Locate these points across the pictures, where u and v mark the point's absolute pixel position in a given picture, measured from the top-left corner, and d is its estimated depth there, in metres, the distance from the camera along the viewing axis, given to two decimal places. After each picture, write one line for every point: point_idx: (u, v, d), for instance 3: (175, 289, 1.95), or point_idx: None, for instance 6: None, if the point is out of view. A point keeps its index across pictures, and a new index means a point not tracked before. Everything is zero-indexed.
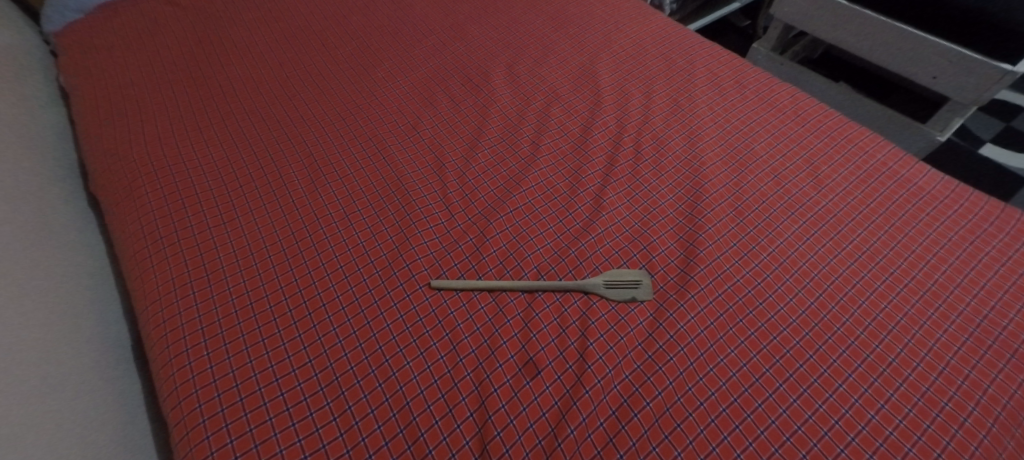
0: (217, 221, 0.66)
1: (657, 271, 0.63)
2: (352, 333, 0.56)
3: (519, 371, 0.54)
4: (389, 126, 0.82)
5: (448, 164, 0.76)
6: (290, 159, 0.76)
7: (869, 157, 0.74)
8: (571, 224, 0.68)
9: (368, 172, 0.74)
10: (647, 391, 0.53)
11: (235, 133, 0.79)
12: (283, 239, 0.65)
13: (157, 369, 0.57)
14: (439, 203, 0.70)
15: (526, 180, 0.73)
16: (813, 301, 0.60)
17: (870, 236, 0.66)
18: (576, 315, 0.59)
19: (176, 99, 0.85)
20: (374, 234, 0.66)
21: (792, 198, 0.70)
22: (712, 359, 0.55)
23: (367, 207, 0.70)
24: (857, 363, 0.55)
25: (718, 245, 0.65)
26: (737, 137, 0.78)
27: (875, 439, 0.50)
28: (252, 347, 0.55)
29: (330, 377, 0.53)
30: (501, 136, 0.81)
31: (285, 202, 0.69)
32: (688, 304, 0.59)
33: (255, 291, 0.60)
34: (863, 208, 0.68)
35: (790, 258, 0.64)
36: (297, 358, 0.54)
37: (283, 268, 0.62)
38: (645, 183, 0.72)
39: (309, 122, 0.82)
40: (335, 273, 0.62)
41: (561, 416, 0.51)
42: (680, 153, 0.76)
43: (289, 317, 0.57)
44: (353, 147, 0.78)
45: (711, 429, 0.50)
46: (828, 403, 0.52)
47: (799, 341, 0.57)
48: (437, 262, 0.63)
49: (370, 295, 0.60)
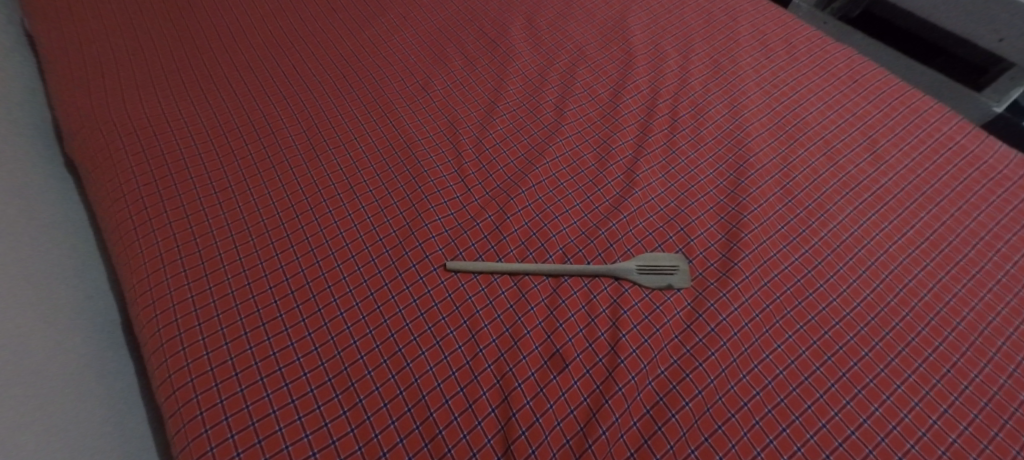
0: (208, 190, 0.60)
1: (696, 255, 0.57)
2: (362, 319, 0.51)
3: (544, 364, 0.49)
4: (396, 86, 0.74)
5: (463, 131, 0.68)
6: (288, 122, 0.68)
7: (933, 130, 0.67)
8: (600, 202, 0.61)
9: (373, 138, 0.67)
10: (686, 390, 0.48)
11: (226, 91, 0.72)
12: (283, 212, 0.59)
13: (147, 354, 0.51)
14: (454, 175, 0.64)
15: (550, 150, 0.66)
16: (869, 292, 0.55)
17: (933, 221, 0.60)
18: (607, 303, 0.53)
19: (159, 54, 0.77)
20: (383, 208, 0.60)
21: (846, 175, 0.63)
22: (756, 356, 0.51)
23: (375, 178, 0.63)
24: (917, 362, 0.50)
25: (764, 228, 0.59)
26: (785, 105, 0.70)
27: (936, 446, 0.45)
28: (252, 333, 0.50)
29: (339, 367, 0.48)
30: (522, 99, 0.73)
31: (284, 170, 0.63)
32: (730, 293, 0.54)
33: (253, 269, 0.54)
34: (926, 189, 0.62)
35: (843, 244, 0.58)
36: (302, 347, 0.49)
37: (284, 245, 0.56)
38: (682, 156, 0.65)
39: (308, 80, 0.74)
40: (341, 252, 0.56)
41: (592, 414, 0.46)
42: (721, 123, 0.68)
43: (291, 299, 0.52)
44: (357, 108, 0.71)
45: (755, 432, 0.46)
46: (884, 405, 0.48)
47: (853, 337, 0.52)
48: (453, 241, 0.57)
49: (379, 278, 0.54)
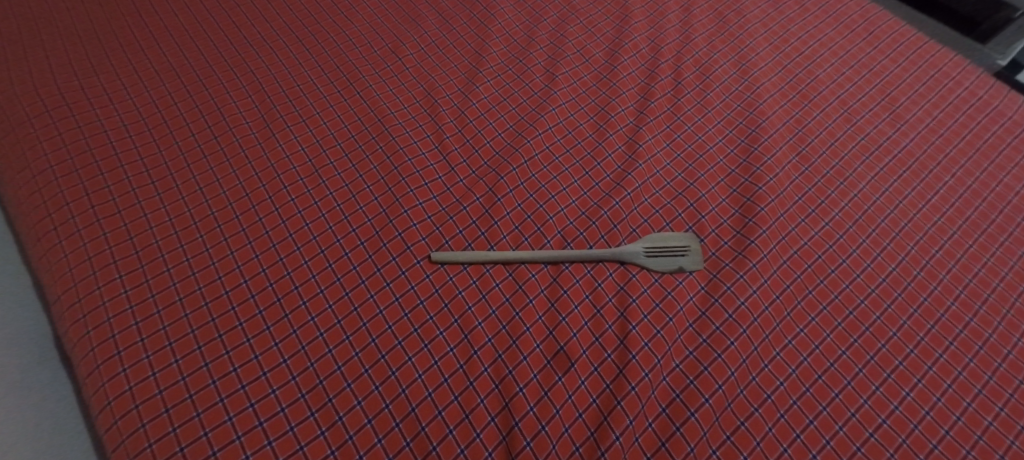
0: (143, 180, 0.51)
1: (708, 234, 0.51)
2: (336, 323, 0.44)
3: (547, 363, 0.43)
4: (362, 50, 0.65)
5: (442, 101, 0.61)
6: (236, 96, 0.59)
7: (955, 85, 0.63)
8: (601, 177, 0.55)
9: (338, 112, 0.59)
10: (705, 384, 0.43)
11: (161, 63, 0.62)
12: (236, 203, 0.51)
13: (76, 376, 0.42)
14: (435, 152, 0.56)
15: (542, 120, 0.59)
16: (895, 266, 0.50)
17: (958, 185, 0.55)
18: (613, 291, 0.48)
19: (79, 27, 0.66)
20: (355, 193, 0.52)
21: (865, 137, 0.58)
22: (778, 342, 0.46)
23: (343, 158, 0.55)
24: (947, 340, 0.46)
25: (781, 200, 0.54)
26: (797, 63, 0.65)
27: (972, 431, 0.41)
28: (207, 346, 0.42)
29: (313, 381, 0.41)
30: (507, 63, 0.65)
31: (234, 153, 0.54)
32: (749, 275, 0.49)
33: (204, 271, 0.46)
34: (949, 150, 0.57)
35: (866, 214, 0.53)
36: (268, 359, 0.41)
37: (240, 241, 0.48)
38: (688, 122, 0.59)
39: (258, 47, 0.65)
40: (309, 247, 0.48)
41: (602, 417, 0.41)
42: (729, 84, 0.63)
43: (252, 305, 0.44)
44: (317, 78, 0.62)
45: (780, 426, 0.41)
46: (916, 389, 0.44)
47: (879, 316, 0.48)
48: (437, 228, 0.51)
49: (355, 275, 0.47)
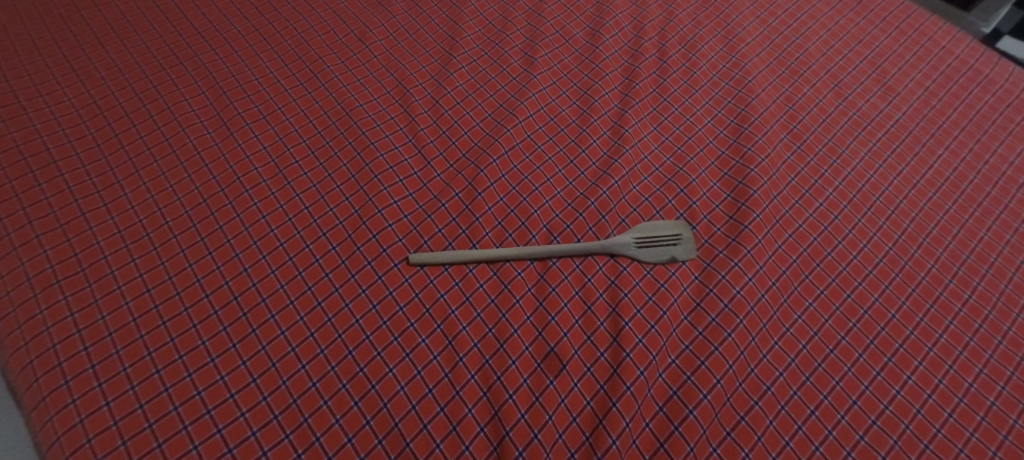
0: (88, 191, 0.47)
1: (700, 221, 0.49)
2: (309, 336, 0.41)
3: (538, 367, 0.41)
4: (324, 39, 0.61)
5: (415, 90, 0.57)
6: (187, 92, 0.55)
7: (946, 54, 0.61)
8: (586, 165, 0.52)
9: (302, 106, 0.55)
10: (703, 379, 0.41)
11: (102, 61, 0.57)
12: (193, 210, 0.47)
13: (21, 410, 0.38)
14: (409, 145, 0.53)
15: (523, 107, 0.56)
16: (892, 246, 0.49)
17: (952, 158, 0.54)
18: (603, 286, 0.45)
19: (13, 27, 0.61)
20: (323, 194, 0.49)
21: (857, 112, 0.56)
22: (776, 331, 0.44)
23: (309, 156, 0.51)
24: (947, 320, 0.45)
25: (774, 182, 0.52)
26: (785, 36, 0.63)
27: (975, 413, 0.40)
28: (167, 369, 0.38)
29: (286, 400, 0.37)
30: (482, 46, 0.62)
31: (188, 156, 0.50)
32: (744, 262, 0.47)
33: (160, 287, 0.42)
34: (942, 122, 0.56)
35: (860, 192, 0.52)
36: (235, 379, 0.38)
37: (199, 252, 0.44)
38: (675, 103, 0.57)
39: (210, 38, 0.60)
40: (275, 254, 0.45)
41: (598, 421, 0.38)
42: (716, 61, 0.60)
43: (216, 321, 0.41)
44: (277, 70, 0.58)
45: (781, 419, 0.39)
46: (917, 372, 0.42)
47: (878, 298, 0.46)
48: (414, 228, 0.47)
49: (327, 282, 0.44)
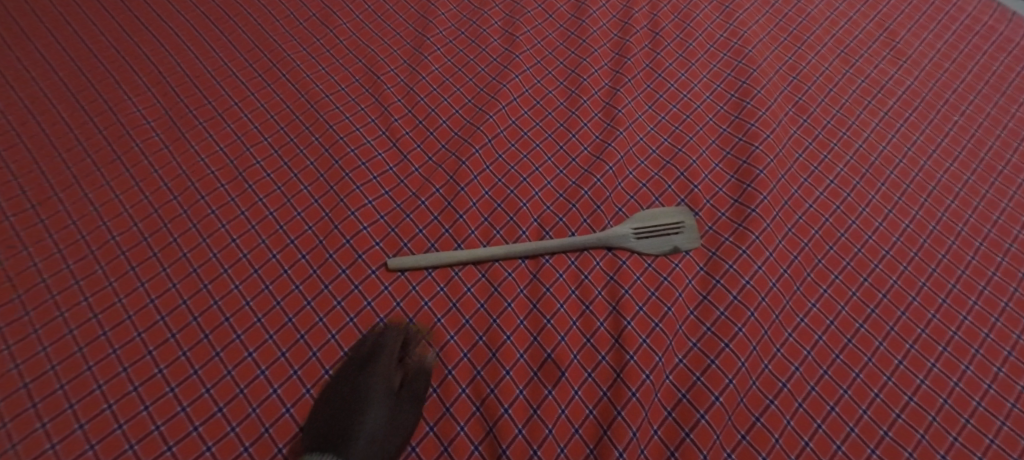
0: (23, 206, 0.43)
1: (703, 206, 0.46)
2: (280, 357, 0.36)
3: (534, 375, 0.37)
4: (284, 24, 0.56)
5: (386, 77, 0.52)
6: (130, 90, 0.50)
7: (957, 12, 0.57)
8: (578, 151, 0.48)
9: (261, 101, 0.50)
10: (714, 380, 0.38)
11: (32, 60, 0.52)
12: (142, 222, 0.42)
13: None
14: (382, 138, 0.48)
15: (505, 90, 0.51)
16: (908, 223, 0.45)
17: (969, 124, 0.50)
18: (602, 282, 0.42)
19: None
20: (290, 197, 0.44)
21: (866, 79, 0.52)
22: (789, 322, 0.41)
23: (271, 155, 0.47)
24: (971, 299, 0.42)
25: (781, 160, 0.48)
26: (785, 1, 0.58)
27: (1005, 399, 0.37)
28: (120, 403, 0.33)
29: (257, 430, 0.33)
30: (458, 26, 0.57)
31: (135, 162, 0.46)
32: (752, 249, 0.43)
33: (108, 311, 0.38)
34: (957, 86, 0.52)
35: (873, 167, 0.48)
36: (198, 410, 0.34)
37: (151, 269, 0.40)
38: (670, 78, 0.53)
39: (154, 28, 0.55)
40: (238, 267, 0.40)
41: (602, 431, 0.35)
42: (713, 30, 0.56)
43: (174, 346, 0.36)
44: (231, 61, 0.53)
45: (799, 417, 0.36)
46: (942, 359, 0.39)
47: (896, 280, 0.43)
48: (392, 229, 0.43)
49: (298, 296, 0.39)
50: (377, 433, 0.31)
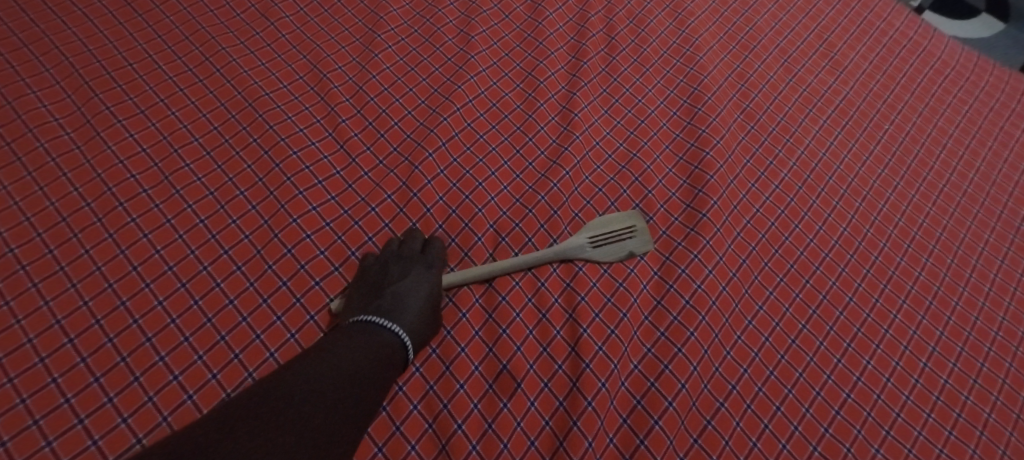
0: None
1: (657, 210, 0.46)
2: (211, 379, 0.33)
3: (489, 388, 0.37)
4: (218, 15, 0.52)
5: (333, 75, 0.49)
6: (35, 84, 0.45)
7: (887, 27, 0.61)
8: (534, 155, 0.47)
9: (192, 97, 0.46)
10: (667, 386, 0.38)
11: None
12: (49, 232, 0.38)
13: None
14: (328, 139, 0.46)
15: (460, 91, 0.49)
16: (846, 227, 0.48)
17: (898, 133, 0.53)
18: (558, 289, 0.41)
19: None
20: (225, 203, 0.41)
21: (807, 88, 0.55)
22: (738, 325, 0.42)
23: (203, 157, 0.43)
24: (901, 299, 0.44)
25: (730, 166, 0.49)
26: (733, 10, 0.60)
27: (930, 393, 0.40)
28: (15, 441, 0.29)
29: None
30: (411, 23, 0.55)
31: (40, 164, 0.41)
32: (704, 254, 0.44)
33: (4, 335, 0.33)
34: (887, 96, 0.55)
35: (814, 173, 0.50)
36: (112, 443, 0.30)
37: (57, 286, 0.36)
38: (625, 83, 0.53)
39: (65, 16, 0.50)
40: (163, 281, 0.37)
41: (558, 443, 0.35)
42: (666, 37, 0.57)
43: (85, 372, 0.32)
44: (156, 53, 0.49)
45: (748, 418, 0.37)
46: (875, 357, 0.41)
47: (835, 282, 0.45)
48: (339, 237, 0.41)
49: (232, 311, 0.36)
50: (430, 317, 0.36)
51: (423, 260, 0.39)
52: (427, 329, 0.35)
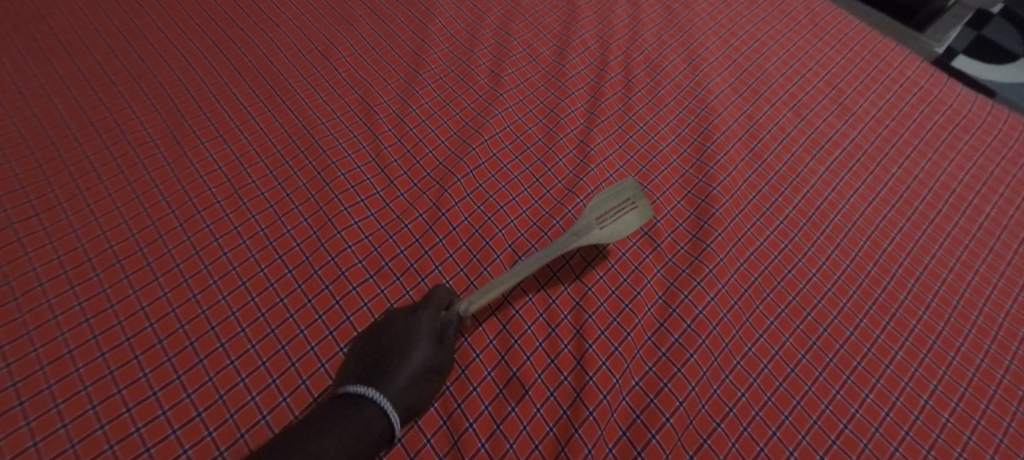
0: (27, 213, 0.46)
1: (664, 239, 0.50)
2: (261, 366, 0.39)
3: (500, 393, 0.40)
4: (286, 54, 0.61)
5: (379, 108, 0.56)
6: (138, 110, 0.54)
7: (898, 75, 0.63)
8: (552, 184, 0.52)
9: (261, 125, 0.54)
10: (666, 402, 0.41)
11: (49, 78, 0.56)
12: (139, 233, 0.45)
13: None
14: (372, 164, 0.52)
15: (488, 125, 0.55)
16: (849, 263, 0.50)
17: (906, 176, 0.55)
18: (568, 306, 0.45)
19: None
20: (281, 215, 0.47)
21: (815, 131, 0.58)
22: (738, 350, 0.44)
23: (266, 176, 0.50)
24: (903, 336, 0.46)
25: (736, 200, 0.52)
26: (746, 56, 0.64)
27: (930, 430, 0.41)
28: (102, 405, 0.35)
29: (232, 435, 0.35)
30: (449, 64, 0.61)
31: (137, 176, 0.49)
32: (706, 281, 0.47)
33: (100, 317, 0.40)
34: (896, 141, 0.58)
35: (819, 210, 0.53)
36: (178, 413, 0.36)
37: (144, 277, 0.42)
38: (640, 121, 0.57)
39: (165, 53, 0.59)
40: (227, 279, 0.43)
41: (560, 448, 0.38)
42: (680, 80, 0.61)
43: (159, 352, 0.38)
44: (234, 86, 0.57)
45: (743, 440, 0.40)
46: (875, 390, 0.43)
47: (836, 316, 0.47)
48: (375, 249, 0.46)
49: (281, 308, 0.42)
50: (422, 369, 0.35)
51: (410, 308, 0.39)
52: (420, 381, 0.35)
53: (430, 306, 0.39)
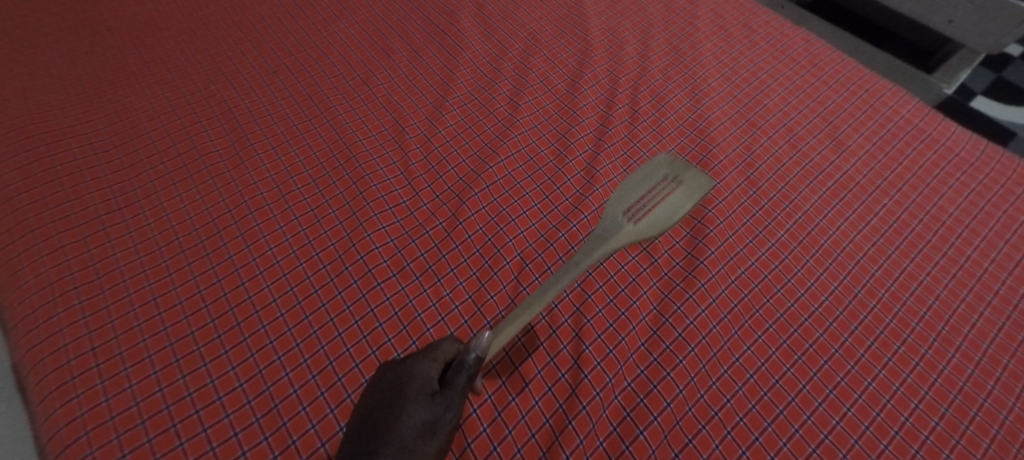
0: (111, 207, 0.54)
1: (661, 254, 0.55)
2: (295, 347, 0.45)
3: (502, 384, 0.45)
4: (332, 80, 0.69)
5: (409, 128, 0.63)
6: (207, 125, 0.62)
7: (893, 114, 0.67)
8: (560, 201, 0.57)
9: (307, 140, 0.61)
10: (654, 402, 0.44)
11: (137, 96, 0.66)
12: (201, 228, 0.52)
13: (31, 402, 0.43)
14: (400, 178, 0.58)
15: (505, 147, 0.61)
16: (837, 285, 0.53)
17: (896, 208, 0.59)
18: (569, 311, 0.50)
19: (63, 64, 0.70)
20: (320, 219, 0.54)
21: (809, 163, 0.62)
22: (726, 360, 0.47)
23: (309, 184, 0.57)
24: (887, 356, 0.48)
25: (730, 222, 0.57)
26: (747, 92, 0.69)
27: (910, 446, 0.43)
28: (163, 371, 0.42)
29: (267, 405, 0.41)
30: (473, 92, 0.68)
31: (203, 180, 0.57)
32: (698, 294, 0.51)
33: (165, 296, 0.47)
34: (888, 175, 0.61)
35: (809, 235, 0.56)
36: (223, 383, 0.42)
37: (203, 266, 0.49)
38: (644, 148, 0.63)
39: (233, 78, 0.69)
40: (271, 270, 0.50)
41: (554, 437, 0.42)
42: (683, 112, 0.67)
43: (211, 330, 0.45)
44: (287, 107, 0.65)
45: (727, 442, 0.43)
46: (857, 405, 0.45)
47: (822, 334, 0.50)
48: (399, 251, 0.52)
49: (315, 298, 0.48)
50: (413, 430, 0.33)
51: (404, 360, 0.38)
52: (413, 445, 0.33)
53: (423, 357, 0.38)
